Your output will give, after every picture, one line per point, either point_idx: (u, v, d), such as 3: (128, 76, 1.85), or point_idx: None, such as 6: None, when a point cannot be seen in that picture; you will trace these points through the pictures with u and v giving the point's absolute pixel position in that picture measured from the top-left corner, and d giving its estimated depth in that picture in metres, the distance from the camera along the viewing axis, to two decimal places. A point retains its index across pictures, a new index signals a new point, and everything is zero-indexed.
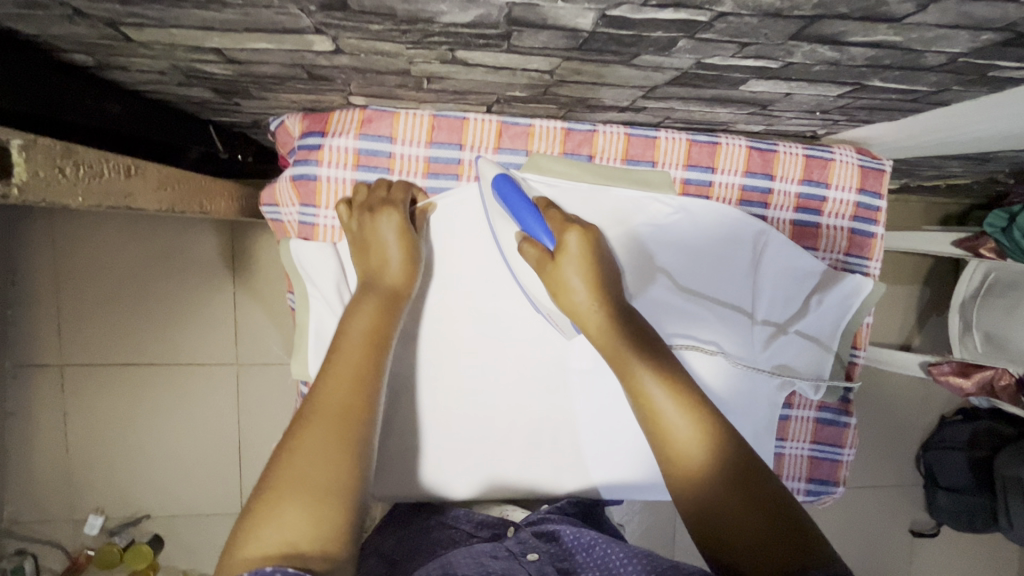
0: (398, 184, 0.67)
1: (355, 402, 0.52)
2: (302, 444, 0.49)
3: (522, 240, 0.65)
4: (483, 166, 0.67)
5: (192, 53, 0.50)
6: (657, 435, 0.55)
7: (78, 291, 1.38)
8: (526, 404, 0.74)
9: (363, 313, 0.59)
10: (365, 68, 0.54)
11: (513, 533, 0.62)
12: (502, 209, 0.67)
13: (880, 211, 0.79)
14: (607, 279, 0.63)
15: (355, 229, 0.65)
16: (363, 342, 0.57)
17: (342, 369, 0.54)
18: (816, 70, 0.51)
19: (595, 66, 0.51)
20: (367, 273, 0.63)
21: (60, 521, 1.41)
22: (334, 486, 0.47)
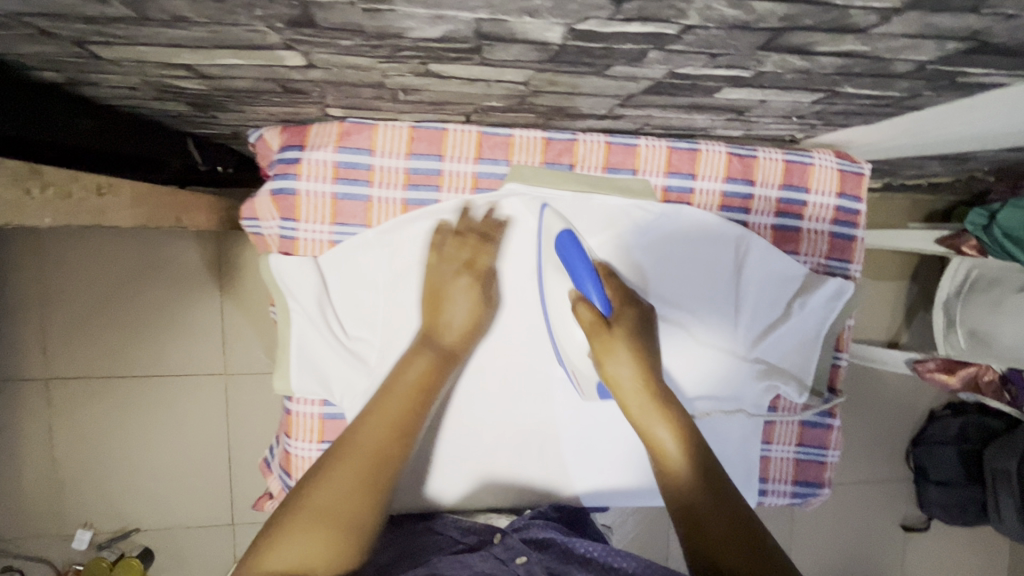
0: (485, 247, 0.70)
1: (386, 446, 0.58)
2: (335, 475, 0.55)
3: (577, 301, 0.66)
4: (549, 216, 0.69)
5: (164, 69, 0.50)
6: (660, 470, 0.64)
7: (64, 305, 1.37)
8: (511, 413, 0.75)
9: (415, 366, 0.64)
10: (340, 81, 0.53)
11: (499, 538, 0.62)
12: (559, 264, 0.69)
13: (860, 214, 0.79)
14: (651, 356, 0.69)
15: (434, 281, 0.68)
16: (409, 394, 0.62)
17: (387, 411, 0.60)
18: (788, 78, 0.51)
19: (569, 77, 0.51)
20: (428, 328, 0.67)
21: (48, 536, 1.39)
22: (356, 517, 0.54)
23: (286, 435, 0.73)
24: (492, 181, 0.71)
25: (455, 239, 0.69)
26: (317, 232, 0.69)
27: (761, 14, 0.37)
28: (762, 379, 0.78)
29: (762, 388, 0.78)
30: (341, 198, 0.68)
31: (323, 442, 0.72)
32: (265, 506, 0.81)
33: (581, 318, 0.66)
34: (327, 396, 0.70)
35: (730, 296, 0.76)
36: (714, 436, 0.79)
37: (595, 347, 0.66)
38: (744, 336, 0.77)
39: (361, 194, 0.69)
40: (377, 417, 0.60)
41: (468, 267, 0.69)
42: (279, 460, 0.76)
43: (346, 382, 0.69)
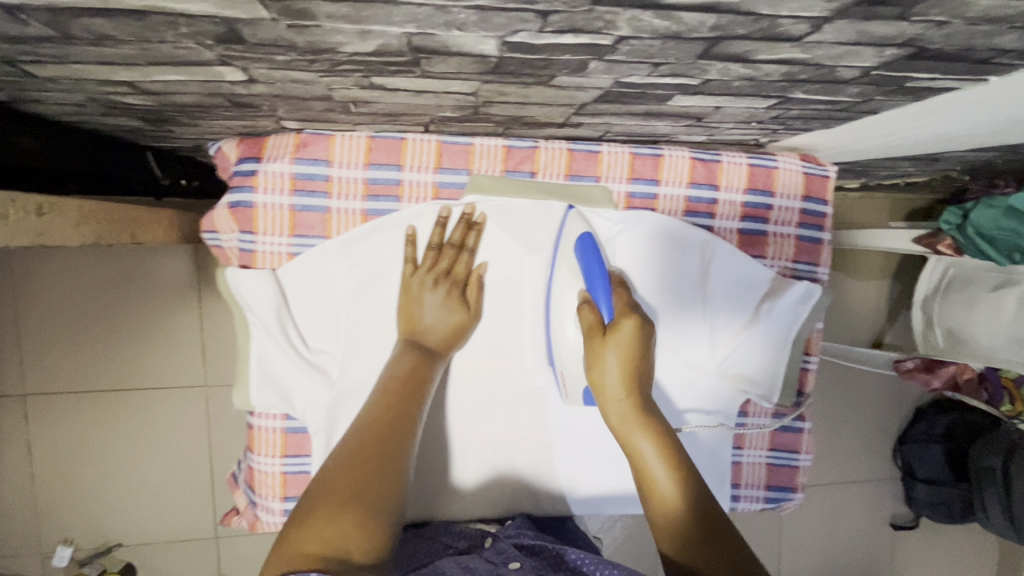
0: (461, 256, 0.70)
1: (394, 426, 0.59)
2: (353, 452, 0.55)
3: (584, 303, 0.68)
4: (572, 218, 0.72)
5: (105, 86, 0.49)
6: (650, 498, 0.60)
7: (40, 320, 1.35)
8: (479, 418, 0.76)
9: (400, 360, 0.65)
10: (287, 95, 0.53)
11: (491, 543, 0.63)
12: (576, 268, 0.70)
13: (826, 216, 0.79)
14: (642, 367, 0.66)
15: (413, 288, 0.69)
16: (398, 384, 0.63)
17: (379, 401, 0.61)
18: (736, 85, 0.50)
19: (516, 87, 0.51)
20: (409, 334, 0.68)
21: (27, 554, 1.38)
22: (378, 496, 0.52)
23: (250, 450, 0.73)
24: (453, 190, 0.70)
25: (430, 251, 0.69)
26: (276, 245, 0.68)
27: (691, 24, 0.37)
28: (729, 385, 0.78)
29: (731, 394, 0.78)
30: (299, 210, 0.68)
31: (287, 456, 0.72)
32: (232, 523, 0.80)
33: (583, 319, 0.68)
34: (289, 411, 0.70)
35: (697, 303, 0.76)
36: (691, 447, 0.78)
37: (588, 353, 0.67)
38: (712, 342, 0.77)
39: (319, 206, 0.68)
40: (375, 404, 0.61)
41: (446, 277, 0.69)
42: (245, 476, 0.75)
43: (309, 394, 0.69)
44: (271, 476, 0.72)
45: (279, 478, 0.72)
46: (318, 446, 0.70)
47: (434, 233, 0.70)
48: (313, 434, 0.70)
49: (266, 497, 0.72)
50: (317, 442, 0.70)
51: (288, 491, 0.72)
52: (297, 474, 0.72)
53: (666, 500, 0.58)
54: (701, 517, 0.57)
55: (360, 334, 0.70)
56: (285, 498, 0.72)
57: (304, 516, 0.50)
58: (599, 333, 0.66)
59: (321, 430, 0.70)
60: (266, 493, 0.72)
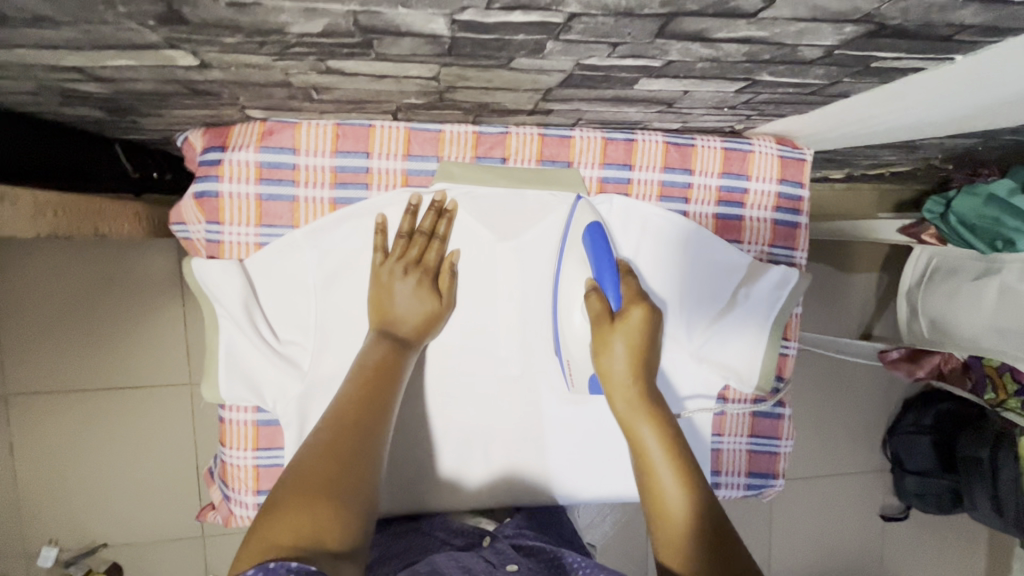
0: (432, 243, 0.69)
1: (363, 418, 0.58)
2: (323, 443, 0.54)
3: (591, 291, 0.68)
4: (582, 208, 0.70)
5: (55, 73, 0.48)
6: (646, 482, 0.62)
7: (20, 320, 1.34)
8: (455, 409, 0.75)
9: (372, 351, 0.64)
10: (245, 81, 0.52)
11: (489, 543, 0.62)
12: (584, 256, 0.69)
13: (803, 201, 0.78)
14: (648, 356, 0.68)
15: (383, 278, 0.68)
16: (369, 375, 0.62)
17: (348, 388, 0.60)
18: (699, 67, 0.50)
19: (477, 71, 0.50)
20: (382, 322, 0.67)
21: (11, 557, 1.36)
22: (344, 488, 0.51)
23: (222, 444, 0.72)
24: (423, 178, 0.69)
25: (400, 239, 0.68)
26: (243, 235, 0.67)
27: None
28: (704, 372, 0.78)
29: (710, 378, 0.78)
30: (266, 199, 0.67)
31: (259, 449, 0.71)
32: (207, 518, 0.79)
33: (590, 306, 0.67)
34: (260, 403, 0.69)
35: (675, 288, 0.76)
36: (690, 434, 0.79)
37: (595, 337, 0.67)
38: (689, 326, 0.77)
39: (286, 195, 0.67)
40: (344, 396, 0.59)
41: (416, 265, 0.68)
42: (218, 471, 0.74)
43: (279, 385, 0.68)
44: (242, 470, 0.71)
45: (252, 472, 0.71)
46: (290, 440, 0.69)
47: (404, 220, 0.69)
48: (284, 426, 0.69)
49: (239, 492, 0.72)
50: (288, 435, 0.69)
51: (261, 485, 0.71)
52: (270, 467, 0.71)
53: (666, 497, 0.59)
54: (700, 514, 0.58)
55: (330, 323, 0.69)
56: (258, 492, 0.71)
57: (273, 505, 0.48)
58: (608, 317, 0.67)
59: (292, 422, 0.69)
60: (239, 487, 0.71)
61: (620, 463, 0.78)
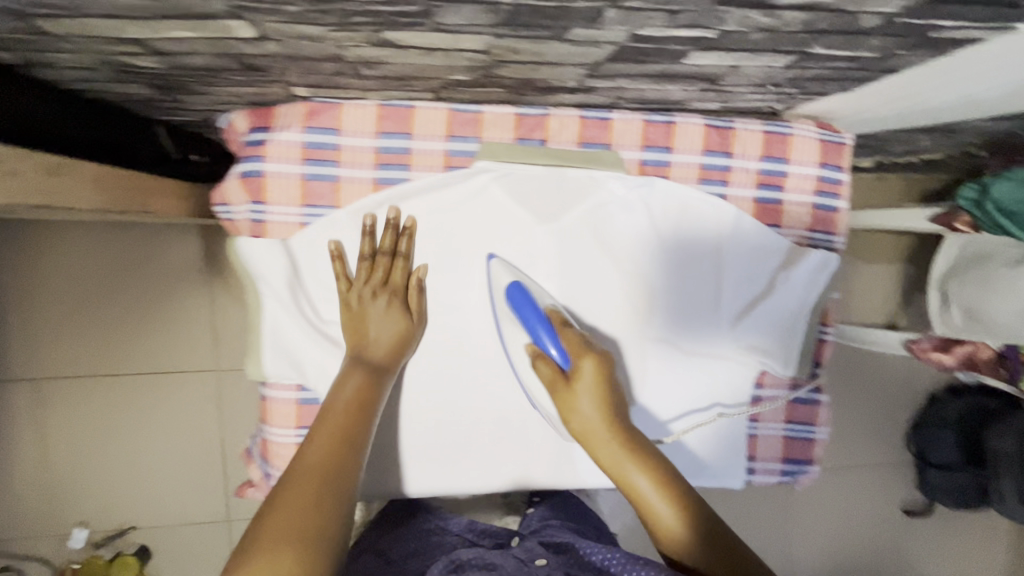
0: (396, 263, 0.70)
1: (336, 462, 0.58)
2: (293, 494, 0.54)
3: (536, 358, 0.67)
4: (496, 267, 0.71)
5: (116, 46, 0.49)
6: (655, 530, 0.63)
7: (53, 305, 1.37)
8: (437, 411, 0.73)
9: (348, 385, 0.65)
10: (297, 56, 0.52)
11: (516, 542, 0.68)
12: (511, 312, 0.69)
13: (843, 184, 0.77)
14: (616, 402, 0.67)
15: (353, 304, 0.69)
16: (345, 415, 0.62)
17: (326, 434, 0.60)
18: (754, 38, 0.49)
19: (529, 43, 0.50)
20: (354, 346, 0.68)
21: (44, 536, 1.40)
22: (314, 536, 0.51)
23: (264, 421, 0.72)
24: (463, 159, 0.69)
25: (364, 262, 0.69)
26: (287, 215, 0.68)
27: None
28: (682, 385, 0.77)
29: (693, 386, 0.77)
30: (310, 179, 0.67)
31: (301, 427, 0.71)
32: (246, 495, 0.80)
33: (540, 373, 0.67)
34: (303, 380, 0.70)
35: (651, 300, 0.75)
36: (675, 456, 0.79)
37: (558, 402, 0.67)
38: (727, 315, 0.76)
39: (329, 175, 0.67)
40: (321, 438, 0.60)
41: (384, 286, 0.69)
42: (259, 450, 0.75)
43: (321, 366, 0.70)
44: (284, 448, 0.72)
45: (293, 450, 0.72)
46: None
47: (362, 243, 0.69)
48: None
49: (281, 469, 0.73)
50: None
51: None
52: None
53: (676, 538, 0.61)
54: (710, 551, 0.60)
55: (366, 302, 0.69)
56: None
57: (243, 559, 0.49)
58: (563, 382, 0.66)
59: None
60: (280, 464, 0.72)
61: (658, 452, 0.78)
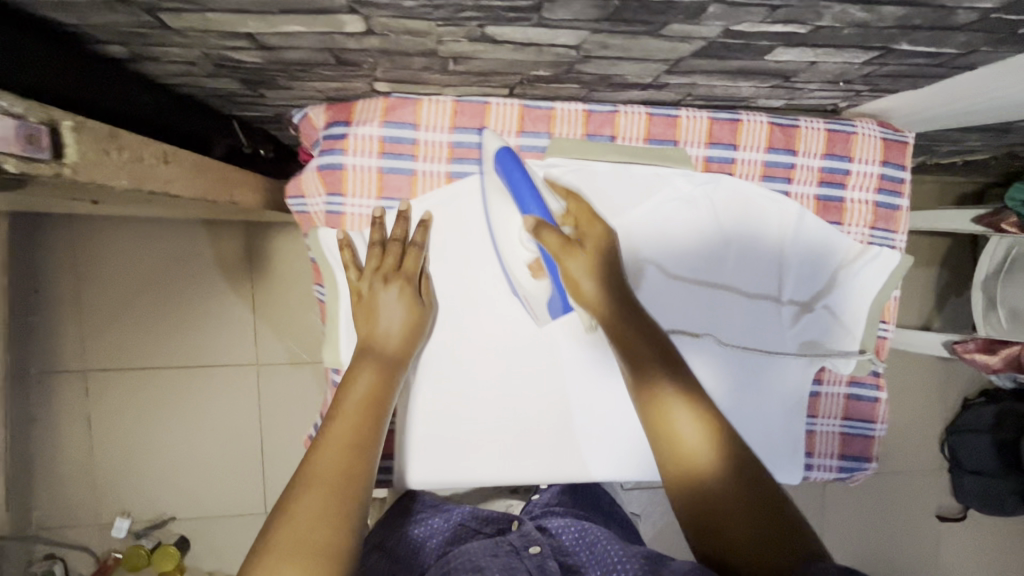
0: (410, 251, 0.69)
1: (353, 466, 0.56)
2: (304, 505, 0.51)
3: (541, 228, 0.63)
4: (488, 138, 0.67)
5: (226, 40, 0.51)
6: (677, 464, 0.56)
7: (101, 297, 1.40)
8: (440, 392, 0.73)
9: (362, 379, 0.63)
10: (394, 50, 0.54)
11: (516, 525, 0.67)
12: (501, 185, 0.67)
13: (905, 182, 0.78)
14: (610, 268, 0.66)
15: (366, 291, 0.68)
16: (361, 412, 0.60)
17: (338, 433, 0.58)
18: (844, 34, 0.51)
19: (622, 39, 0.51)
20: (366, 335, 0.66)
21: (87, 525, 1.42)
22: (326, 550, 0.49)
23: None
24: (534, 154, 0.71)
25: (375, 249, 0.68)
26: (364, 207, 0.70)
27: None
28: (668, 306, 0.75)
29: (689, 307, 0.75)
30: (387, 172, 0.69)
31: None
32: None
33: (546, 243, 0.63)
34: None
35: (650, 249, 0.74)
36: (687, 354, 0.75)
37: (563, 268, 0.64)
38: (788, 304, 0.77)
39: (405, 168, 0.69)
40: (335, 439, 0.57)
41: (397, 273, 0.68)
42: None
43: None
44: None
45: None
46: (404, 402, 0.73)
47: (373, 231, 0.69)
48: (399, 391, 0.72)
49: None
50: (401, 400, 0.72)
51: None
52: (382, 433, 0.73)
53: (699, 461, 0.55)
54: (734, 485, 0.54)
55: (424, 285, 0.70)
56: None
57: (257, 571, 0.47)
58: (568, 244, 0.64)
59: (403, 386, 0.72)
60: None
61: None
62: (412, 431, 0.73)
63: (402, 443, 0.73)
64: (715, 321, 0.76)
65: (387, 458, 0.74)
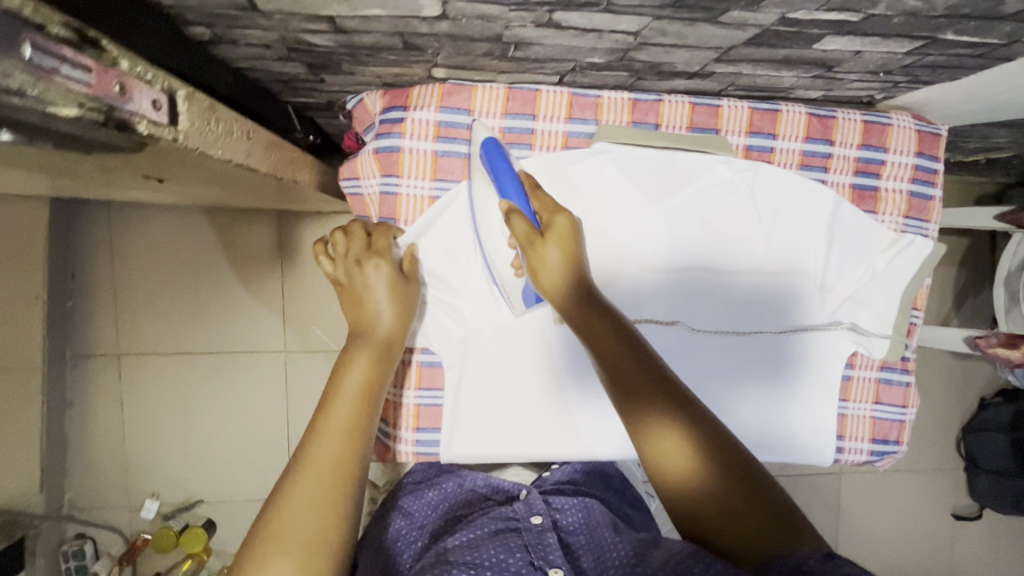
0: (379, 231, 0.70)
1: (352, 458, 0.56)
2: (299, 502, 0.52)
3: (511, 214, 0.65)
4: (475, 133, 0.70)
5: (306, 23, 0.54)
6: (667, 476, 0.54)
7: (135, 284, 1.43)
8: (481, 371, 0.76)
9: (358, 364, 0.62)
10: (460, 35, 0.57)
11: (525, 497, 0.74)
12: (485, 173, 0.69)
13: (938, 173, 0.80)
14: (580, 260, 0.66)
15: (344, 279, 0.68)
16: (358, 398, 0.60)
17: (335, 423, 0.57)
18: (894, 22, 0.53)
19: (681, 26, 0.54)
20: (358, 323, 0.66)
21: (118, 506, 1.45)
22: (320, 546, 0.51)
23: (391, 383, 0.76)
24: (582, 140, 0.74)
25: (347, 236, 0.69)
26: (419, 188, 0.73)
27: None
28: (655, 292, 0.77)
29: (673, 290, 0.77)
30: (441, 156, 0.72)
31: (421, 388, 0.76)
32: None
33: (516, 230, 0.65)
34: (424, 342, 0.75)
35: (684, 245, 0.76)
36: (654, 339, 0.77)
37: (529, 259, 0.65)
38: (826, 277, 0.79)
39: (459, 152, 0.72)
40: (332, 428, 0.57)
41: (369, 251, 0.68)
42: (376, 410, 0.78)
43: (443, 328, 0.75)
44: (404, 408, 0.76)
45: (413, 410, 0.76)
46: (454, 379, 0.76)
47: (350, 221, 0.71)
48: (449, 366, 0.76)
49: (398, 427, 0.77)
50: (449, 376, 0.76)
51: (420, 423, 0.76)
52: (430, 406, 0.76)
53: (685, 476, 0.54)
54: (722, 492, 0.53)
55: (452, 269, 0.75)
56: (417, 429, 0.77)
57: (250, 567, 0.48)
58: (535, 240, 0.64)
59: (454, 364, 0.76)
60: (400, 423, 0.76)
61: (751, 431, 0.80)
62: (457, 408, 0.76)
63: (449, 419, 0.76)
64: (690, 307, 0.78)
65: (433, 431, 0.77)
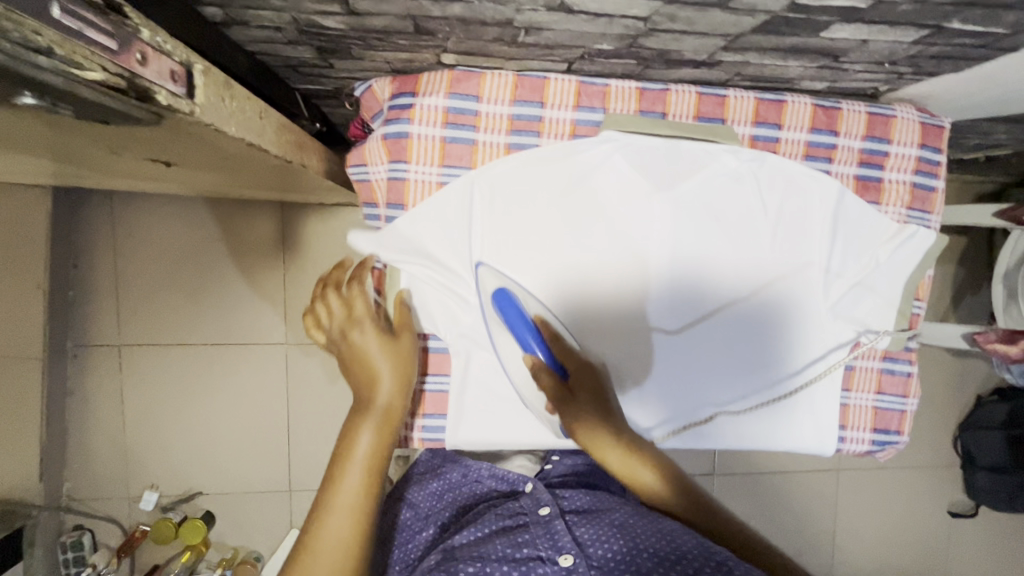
0: (354, 291, 0.73)
1: (361, 543, 0.61)
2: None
3: (540, 371, 0.70)
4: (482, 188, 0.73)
5: (319, 5, 0.55)
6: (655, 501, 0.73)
7: (136, 275, 1.43)
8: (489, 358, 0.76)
9: (363, 439, 0.65)
10: (472, 19, 0.58)
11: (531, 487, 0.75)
12: (499, 320, 0.72)
13: (940, 165, 0.81)
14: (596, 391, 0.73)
15: (337, 350, 0.72)
16: (365, 475, 0.64)
17: (343, 505, 0.62)
18: (901, 10, 0.54)
19: (691, 11, 0.55)
20: (357, 387, 0.69)
21: (117, 497, 1.45)
22: None
23: None
24: (589, 128, 0.74)
25: (328, 308, 0.73)
26: (427, 174, 0.73)
27: None
28: (669, 389, 0.79)
29: (688, 387, 0.79)
30: (449, 142, 0.72)
31: (428, 374, 0.77)
32: None
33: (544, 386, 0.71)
34: (432, 329, 0.76)
35: (692, 233, 0.76)
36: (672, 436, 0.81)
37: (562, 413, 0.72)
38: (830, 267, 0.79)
39: (467, 139, 0.73)
40: (342, 509, 0.61)
41: (349, 320, 0.71)
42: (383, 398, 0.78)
43: (451, 316, 0.75)
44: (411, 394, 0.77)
45: (419, 395, 0.77)
46: (462, 365, 0.76)
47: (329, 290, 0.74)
48: (455, 353, 0.76)
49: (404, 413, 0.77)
50: (456, 363, 0.76)
51: (427, 408, 0.77)
52: (437, 392, 0.77)
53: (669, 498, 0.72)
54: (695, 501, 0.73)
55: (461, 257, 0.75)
56: (424, 415, 0.77)
57: None
58: (564, 394, 0.72)
59: (461, 353, 0.76)
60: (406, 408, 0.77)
61: (753, 421, 0.81)
62: (464, 395, 0.76)
63: (455, 405, 0.76)
64: (710, 393, 0.79)
65: (440, 417, 0.77)
